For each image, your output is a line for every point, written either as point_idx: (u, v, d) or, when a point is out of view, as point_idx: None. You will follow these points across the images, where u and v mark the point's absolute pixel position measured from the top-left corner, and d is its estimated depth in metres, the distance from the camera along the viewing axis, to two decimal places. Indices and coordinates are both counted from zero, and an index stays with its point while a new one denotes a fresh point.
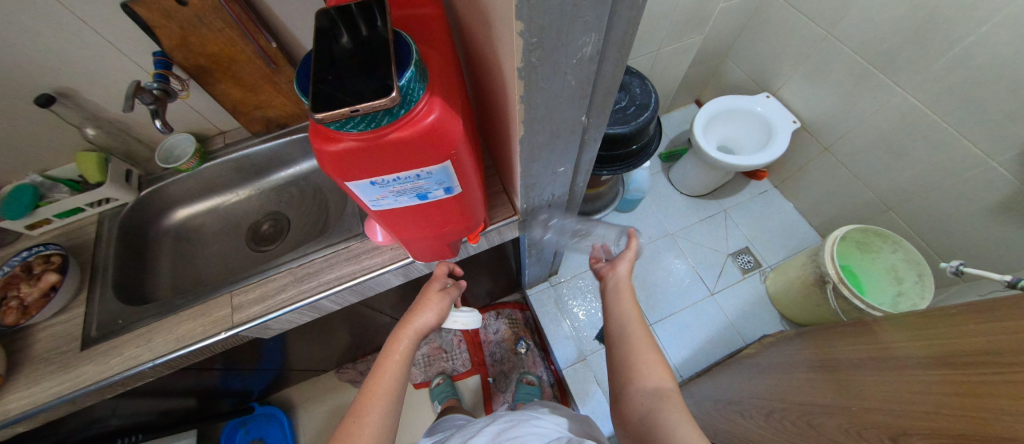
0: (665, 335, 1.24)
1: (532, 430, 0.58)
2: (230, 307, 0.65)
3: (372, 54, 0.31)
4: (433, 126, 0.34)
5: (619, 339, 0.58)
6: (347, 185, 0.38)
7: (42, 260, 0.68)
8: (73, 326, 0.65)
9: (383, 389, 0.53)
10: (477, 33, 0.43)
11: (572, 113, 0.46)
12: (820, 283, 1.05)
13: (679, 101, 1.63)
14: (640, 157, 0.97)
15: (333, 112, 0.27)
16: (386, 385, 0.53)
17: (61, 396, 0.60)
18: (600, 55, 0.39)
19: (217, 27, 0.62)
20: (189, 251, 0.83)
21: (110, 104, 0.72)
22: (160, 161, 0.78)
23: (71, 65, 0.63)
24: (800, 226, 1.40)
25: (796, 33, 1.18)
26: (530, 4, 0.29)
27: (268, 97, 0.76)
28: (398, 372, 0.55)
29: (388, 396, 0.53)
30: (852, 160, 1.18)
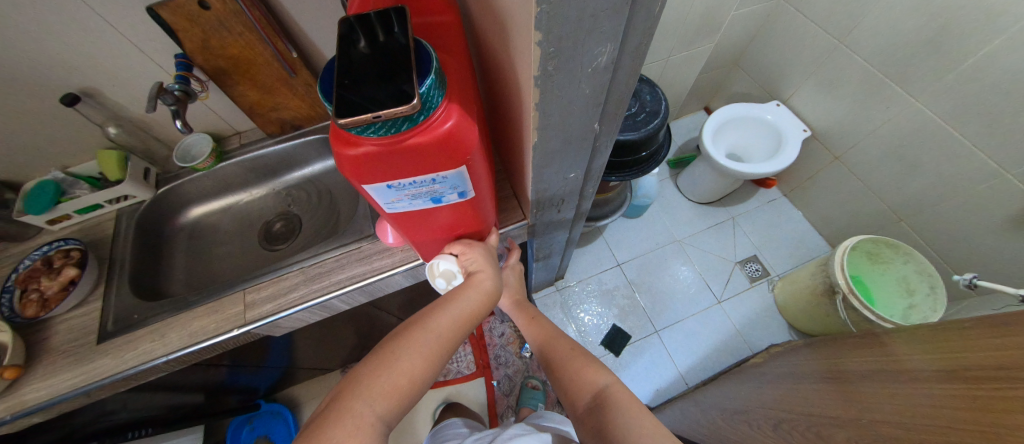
0: (671, 342, 1.24)
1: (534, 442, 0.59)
2: (242, 305, 0.66)
3: (393, 59, 0.32)
4: (450, 133, 0.34)
5: (557, 361, 0.63)
6: (365, 188, 0.38)
7: (61, 254, 0.70)
8: (90, 320, 0.67)
9: (439, 339, 0.45)
10: (493, 41, 0.43)
11: (584, 121, 0.47)
12: (830, 294, 1.04)
13: (688, 107, 1.63)
14: (649, 163, 0.97)
15: (356, 118, 0.28)
16: (443, 335, 0.46)
17: (76, 389, 0.61)
18: (614, 64, 0.40)
19: (238, 31, 0.64)
20: (202, 249, 0.84)
21: (132, 104, 0.73)
22: (177, 159, 0.80)
23: (96, 65, 0.65)
24: (809, 235, 1.39)
25: (808, 41, 1.17)
26: (549, 13, 0.30)
27: (284, 99, 0.77)
28: (459, 328, 0.47)
29: (441, 349, 0.45)
30: (863, 169, 1.17)
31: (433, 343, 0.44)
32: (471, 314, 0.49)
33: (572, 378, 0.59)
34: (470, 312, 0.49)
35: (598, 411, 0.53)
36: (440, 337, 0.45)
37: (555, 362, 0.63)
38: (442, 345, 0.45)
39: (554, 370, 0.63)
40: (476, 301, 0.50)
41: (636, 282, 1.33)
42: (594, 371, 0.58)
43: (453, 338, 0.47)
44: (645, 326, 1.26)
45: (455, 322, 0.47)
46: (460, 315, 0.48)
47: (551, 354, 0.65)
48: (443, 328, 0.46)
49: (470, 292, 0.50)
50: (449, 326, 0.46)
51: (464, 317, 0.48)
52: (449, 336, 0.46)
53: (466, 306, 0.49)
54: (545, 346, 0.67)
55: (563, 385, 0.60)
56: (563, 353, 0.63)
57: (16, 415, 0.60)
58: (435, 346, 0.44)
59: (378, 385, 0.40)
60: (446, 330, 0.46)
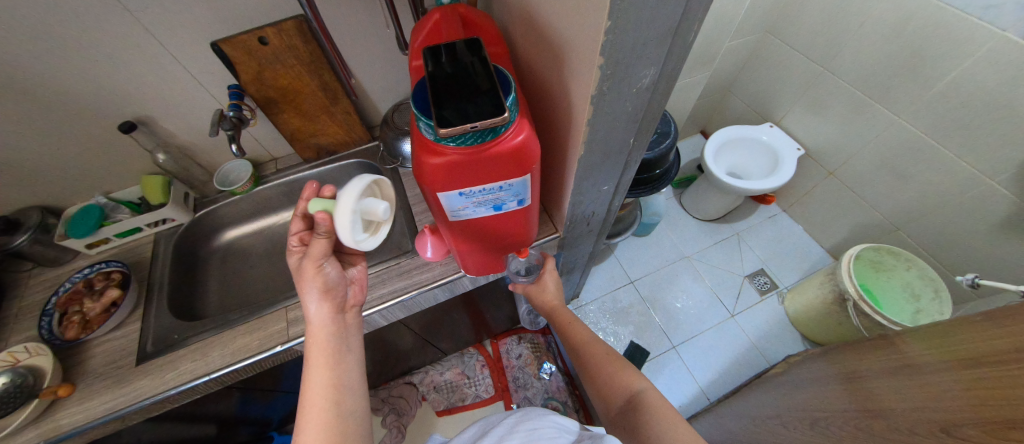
0: (688, 357, 1.25)
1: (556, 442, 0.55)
2: (284, 322, 0.67)
3: (478, 78, 0.36)
4: (523, 144, 0.39)
5: (591, 363, 0.65)
6: (437, 196, 0.42)
7: (102, 276, 0.71)
8: (128, 341, 0.67)
9: (324, 399, 0.44)
10: (543, 67, 0.49)
11: (623, 136, 0.52)
12: (840, 302, 1.08)
13: (686, 131, 1.73)
14: (662, 181, 1.03)
15: (456, 128, 0.33)
16: (326, 390, 0.45)
17: (114, 411, 0.61)
18: (654, 85, 0.46)
19: (290, 64, 0.70)
20: (236, 271, 0.86)
21: (180, 132, 0.78)
22: (217, 184, 0.83)
23: (155, 95, 0.70)
24: (812, 248, 1.44)
25: (794, 69, 1.28)
26: (613, 40, 0.35)
27: (323, 126, 0.82)
28: (334, 369, 0.46)
29: (331, 399, 0.44)
30: (857, 183, 1.25)
31: (317, 407, 0.43)
32: (331, 350, 0.47)
33: (608, 380, 0.61)
34: (324, 353, 0.47)
35: (632, 415, 0.55)
36: (320, 397, 0.44)
37: (590, 366, 0.65)
38: (327, 398, 0.44)
39: (589, 373, 0.65)
40: (322, 337, 0.48)
41: (650, 298, 1.36)
42: (630, 375, 0.60)
43: (339, 374, 0.46)
44: (662, 342, 1.28)
45: (325, 373, 0.46)
46: (319, 365, 0.46)
47: (585, 357, 0.67)
48: (317, 388, 0.45)
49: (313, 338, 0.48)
50: (322, 383, 0.45)
51: (324, 363, 0.46)
52: (332, 380, 0.45)
53: (317, 348, 0.47)
54: (576, 349, 0.69)
55: (598, 387, 0.63)
56: (597, 358, 0.65)
57: (52, 440, 0.59)
58: (323, 405, 0.44)
59: None
60: (321, 388, 0.45)
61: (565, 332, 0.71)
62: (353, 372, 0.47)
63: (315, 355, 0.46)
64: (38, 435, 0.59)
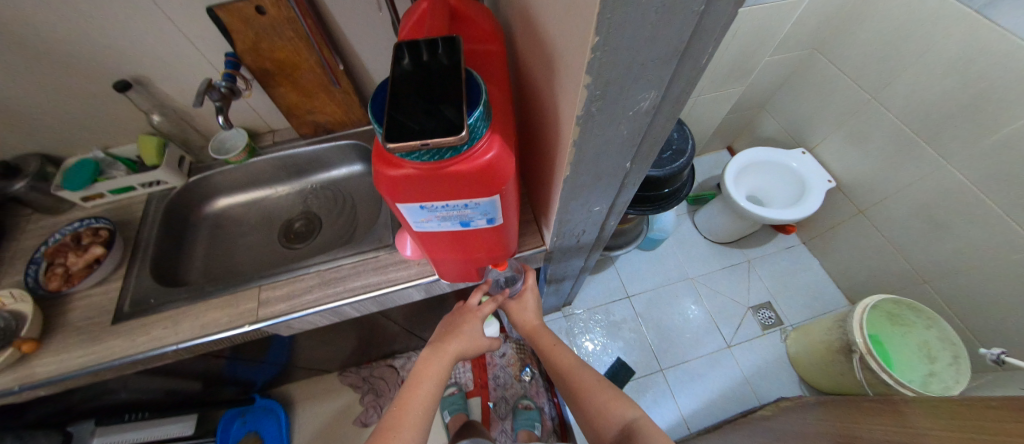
0: (676, 382, 1.20)
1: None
2: (256, 301, 0.67)
3: (443, 85, 0.33)
4: (490, 163, 0.35)
5: (578, 389, 0.63)
6: (397, 206, 0.39)
7: (90, 231, 0.72)
8: (108, 300, 0.68)
9: (417, 418, 0.54)
10: (535, 73, 0.44)
11: (617, 159, 0.47)
12: (846, 352, 1.01)
13: (710, 145, 1.63)
14: (671, 200, 0.96)
15: (405, 143, 0.30)
16: (419, 406, 0.55)
17: (85, 368, 0.61)
18: (655, 109, 0.40)
19: (288, 37, 0.66)
20: (224, 240, 0.86)
21: (178, 95, 0.77)
22: (212, 151, 0.81)
23: (153, 56, 0.68)
24: (828, 287, 1.35)
25: (838, 93, 1.17)
26: (602, 59, 0.30)
27: (321, 103, 0.79)
28: (432, 394, 0.57)
29: (421, 416, 0.55)
30: (888, 225, 1.15)
31: (411, 417, 0.54)
32: (439, 379, 0.58)
33: (597, 411, 0.59)
34: (433, 378, 0.58)
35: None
36: (416, 410, 0.55)
37: (577, 394, 0.63)
38: (419, 413, 0.55)
39: (577, 402, 0.62)
40: (439, 367, 0.59)
41: (644, 316, 1.32)
42: (622, 404, 0.59)
43: (431, 400, 0.57)
44: (650, 363, 1.23)
45: (425, 394, 0.56)
46: (427, 386, 0.57)
47: (570, 385, 0.64)
48: (417, 401, 0.56)
49: (435, 363, 0.59)
50: (420, 400, 0.56)
51: (431, 385, 0.57)
52: (426, 401, 0.56)
53: (432, 373, 0.58)
54: (560, 374, 0.66)
55: (589, 419, 0.60)
56: (586, 384, 0.63)
57: (26, 386, 0.60)
58: (415, 418, 0.54)
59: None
60: (419, 403, 0.56)
61: (550, 359, 0.68)
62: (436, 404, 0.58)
63: (427, 376, 0.58)
64: (13, 380, 0.60)
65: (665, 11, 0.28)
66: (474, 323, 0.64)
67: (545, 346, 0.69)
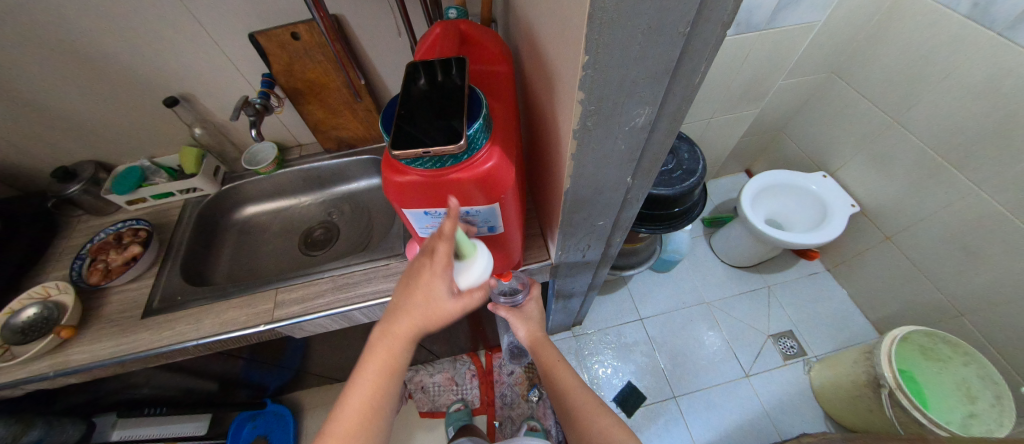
0: (689, 411, 1.15)
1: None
2: (272, 303, 0.70)
3: (448, 101, 0.37)
4: (489, 172, 0.38)
5: (577, 410, 0.62)
6: (404, 211, 0.43)
7: (131, 232, 0.79)
8: (140, 295, 0.73)
9: (359, 415, 0.44)
10: (538, 92, 0.47)
11: (618, 174, 0.48)
12: (874, 386, 0.95)
13: (727, 168, 1.62)
14: (682, 220, 0.95)
15: (409, 151, 0.33)
16: (365, 408, 0.44)
17: (113, 357, 0.65)
18: (651, 125, 0.42)
19: (318, 60, 0.73)
20: (249, 245, 0.91)
21: (218, 110, 0.84)
22: (245, 162, 0.88)
23: (199, 75, 0.76)
24: (855, 318, 1.28)
25: (859, 117, 1.15)
26: (593, 77, 0.32)
27: (345, 120, 0.85)
28: (382, 390, 0.45)
29: (367, 420, 0.44)
30: (918, 253, 1.10)
31: (353, 425, 0.44)
32: (390, 369, 0.45)
33: (597, 436, 0.58)
34: (381, 370, 0.45)
35: None
36: (360, 413, 0.44)
37: (576, 415, 0.62)
38: (364, 418, 0.44)
39: (576, 423, 0.61)
40: (388, 355, 0.45)
41: (657, 340, 1.28)
42: (623, 433, 0.57)
43: (384, 398, 0.45)
44: (662, 389, 1.19)
45: (370, 392, 0.45)
46: (373, 381, 0.45)
47: (570, 406, 0.63)
48: (358, 404, 0.44)
49: (382, 351, 0.45)
50: (365, 400, 0.44)
51: (379, 379, 0.45)
52: (376, 401, 0.45)
53: (378, 364, 0.45)
54: (559, 392, 0.66)
55: (586, 443, 0.58)
56: (587, 408, 0.61)
57: (60, 372, 0.64)
58: (357, 424, 0.44)
59: None
60: (362, 405, 0.44)
61: (551, 375, 0.67)
62: (396, 396, 0.46)
63: (371, 370, 0.45)
64: (49, 366, 0.65)
65: (651, 33, 0.30)
66: (428, 284, 0.42)
67: (546, 362, 0.68)
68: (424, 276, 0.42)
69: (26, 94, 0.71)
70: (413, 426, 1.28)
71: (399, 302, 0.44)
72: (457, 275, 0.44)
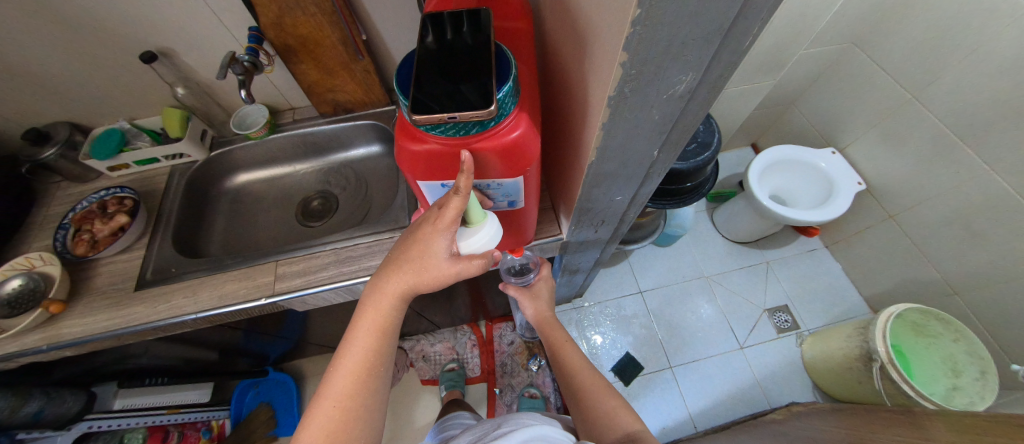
0: (684, 380, 1.19)
1: (535, 434, 0.47)
2: (273, 275, 0.67)
3: (473, 62, 0.33)
4: (516, 142, 0.34)
5: (582, 389, 0.62)
6: (418, 183, 0.39)
7: (116, 201, 0.74)
8: (131, 267, 0.69)
9: (353, 377, 0.42)
10: (565, 54, 0.43)
11: (645, 147, 0.45)
12: (865, 360, 0.98)
13: (733, 142, 1.59)
14: (693, 195, 0.93)
15: (432, 116, 0.30)
16: (359, 368, 0.42)
17: (108, 331, 0.63)
18: (690, 94, 0.38)
19: (311, 12, 0.65)
20: (242, 216, 0.87)
21: (202, 68, 0.78)
22: (234, 125, 0.83)
23: (179, 28, 0.69)
24: (849, 293, 1.31)
25: (875, 91, 1.12)
26: (641, 36, 0.28)
27: (341, 81, 0.79)
28: (376, 352, 0.43)
29: (362, 381, 0.42)
30: (918, 231, 1.11)
31: (348, 387, 0.41)
32: (384, 329, 0.43)
33: (602, 416, 0.56)
34: (374, 331, 0.43)
35: None
36: (353, 375, 0.42)
37: (582, 394, 0.61)
38: (358, 380, 0.42)
39: (581, 403, 0.60)
40: (381, 315, 0.42)
41: (656, 312, 1.30)
42: (631, 415, 0.56)
43: (379, 358, 0.43)
44: (659, 360, 1.22)
45: (363, 354, 0.42)
46: (366, 342, 0.42)
47: (577, 385, 0.63)
48: (352, 365, 0.42)
49: (373, 311, 0.42)
50: (359, 362, 0.42)
51: (373, 341, 0.43)
52: (370, 362, 0.42)
53: (371, 324, 0.42)
54: (565, 370, 0.66)
55: (590, 423, 0.57)
56: (592, 389, 0.61)
57: (53, 346, 0.62)
58: (352, 386, 0.41)
59: (318, 421, 0.40)
60: (356, 368, 0.42)
61: (559, 355, 0.68)
62: (391, 358, 0.44)
63: (363, 331, 0.42)
64: (41, 339, 0.62)
65: None
66: (425, 242, 0.39)
67: (556, 342, 0.69)
68: (422, 235, 0.39)
69: None
70: (415, 392, 1.31)
71: (392, 262, 0.42)
72: (459, 240, 0.41)
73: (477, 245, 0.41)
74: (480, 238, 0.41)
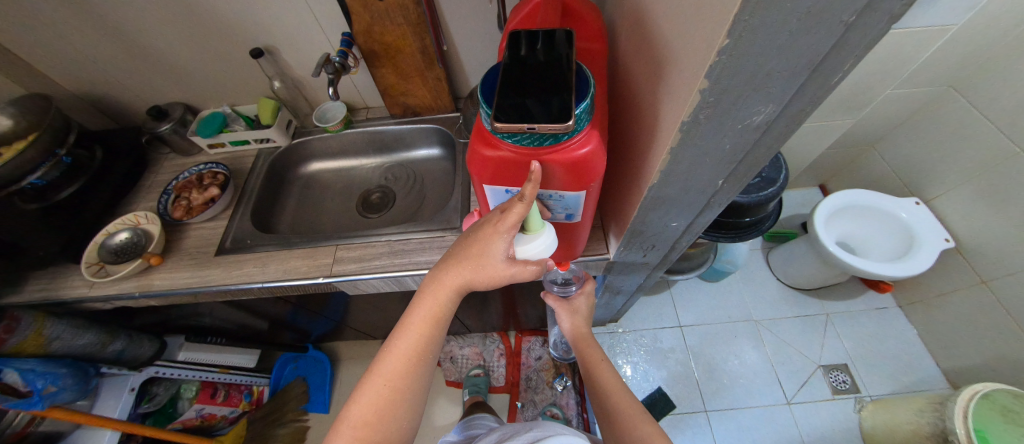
0: (718, 427, 1.11)
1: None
2: (332, 258, 0.73)
3: (554, 78, 0.34)
4: (585, 157, 0.35)
5: (616, 413, 0.60)
6: (484, 186, 0.42)
7: (210, 175, 0.84)
8: (214, 234, 0.78)
9: (403, 360, 0.44)
10: (638, 77, 0.43)
11: (710, 175, 0.45)
12: (939, 441, 0.87)
13: (800, 181, 1.49)
14: (751, 231, 0.89)
15: (512, 125, 0.31)
16: (409, 353, 0.44)
17: (189, 287, 0.71)
18: (766, 126, 0.37)
19: (398, 22, 0.71)
20: (311, 200, 0.95)
21: (297, 66, 0.87)
22: (315, 118, 0.91)
23: (285, 30, 0.78)
24: (924, 362, 1.17)
25: (975, 142, 1.01)
26: (726, 64, 0.29)
27: (414, 87, 0.84)
28: (427, 339, 0.45)
29: (410, 365, 0.44)
30: (1018, 304, 0.97)
31: (398, 368, 0.44)
32: (437, 319, 0.45)
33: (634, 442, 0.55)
34: (428, 319, 0.45)
35: None
36: (403, 358, 0.44)
37: (615, 417, 0.59)
38: (407, 364, 0.44)
39: (613, 426, 0.59)
40: (436, 305, 0.44)
41: (695, 350, 1.23)
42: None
43: (429, 346, 0.45)
44: (694, 400, 1.15)
45: (415, 340, 0.44)
46: (419, 329, 0.44)
47: (610, 407, 0.61)
48: (404, 349, 0.44)
49: (429, 299, 0.44)
50: (411, 347, 0.44)
51: (426, 328, 0.45)
52: (421, 348, 0.45)
53: (426, 313, 0.45)
54: (598, 390, 0.64)
55: None
56: (626, 413, 0.59)
57: (144, 293, 0.71)
58: (401, 368, 0.44)
59: (368, 395, 0.43)
60: (407, 351, 0.44)
61: (594, 373, 0.66)
62: (439, 347, 0.46)
63: (418, 318, 0.45)
64: (135, 286, 0.72)
65: (810, 18, 0.25)
66: (485, 242, 0.41)
67: (593, 360, 0.68)
68: (483, 235, 0.41)
69: (134, 34, 0.76)
70: (439, 392, 1.33)
71: (453, 256, 0.44)
72: (517, 244, 0.41)
73: (534, 252, 0.41)
74: (537, 246, 0.41)
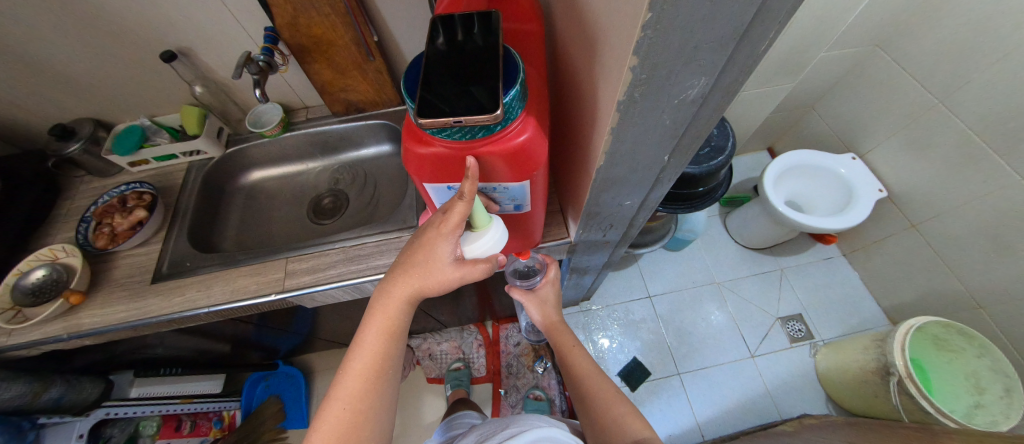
0: (691, 388, 1.17)
1: (543, 436, 0.47)
2: (283, 272, 0.68)
3: (481, 66, 0.33)
4: (523, 146, 0.34)
5: (590, 395, 0.61)
6: (425, 185, 0.39)
7: (135, 195, 0.76)
8: (147, 260, 0.71)
9: (361, 380, 0.42)
10: (575, 57, 0.42)
11: (656, 152, 0.45)
12: (882, 373, 0.95)
13: (749, 146, 1.55)
14: (705, 200, 0.92)
15: (437, 120, 0.29)
16: (368, 371, 0.42)
17: (125, 322, 0.65)
18: (702, 99, 0.37)
19: (325, 13, 0.65)
20: (256, 212, 0.89)
21: (220, 67, 0.79)
22: (249, 124, 0.84)
23: (198, 29, 0.71)
24: (866, 303, 1.27)
25: (899, 96, 1.08)
26: (652, 40, 0.28)
27: (353, 81, 0.79)
28: (384, 354, 0.43)
29: (370, 384, 0.42)
30: (943, 242, 1.07)
31: (357, 388, 0.42)
32: (392, 332, 0.43)
33: (609, 422, 0.56)
34: (383, 334, 0.43)
35: None
36: (361, 378, 0.42)
37: (590, 399, 0.61)
38: (366, 383, 0.42)
39: (589, 408, 0.60)
40: (389, 318, 0.43)
41: (665, 317, 1.28)
42: (640, 422, 0.55)
43: (388, 360, 0.43)
44: (667, 366, 1.20)
45: (372, 356, 0.43)
46: (375, 345, 0.43)
47: (585, 390, 0.62)
48: (362, 367, 0.42)
49: (381, 313, 0.42)
50: (368, 365, 0.42)
51: (381, 343, 0.43)
52: (378, 364, 0.43)
53: (379, 328, 0.43)
54: (572, 375, 0.65)
55: (598, 429, 0.56)
56: (600, 394, 0.60)
57: (73, 335, 0.64)
58: (361, 388, 0.42)
59: (328, 422, 0.41)
60: (364, 370, 0.42)
61: (567, 359, 0.67)
62: (399, 360, 0.45)
63: (372, 333, 0.43)
64: (62, 328, 0.64)
65: None
66: (430, 247, 0.39)
67: (564, 346, 0.68)
68: (426, 239, 0.39)
69: (14, 45, 0.66)
70: (421, 391, 1.31)
71: (399, 266, 0.42)
72: (463, 244, 0.41)
73: (482, 248, 0.41)
74: (485, 243, 0.41)
